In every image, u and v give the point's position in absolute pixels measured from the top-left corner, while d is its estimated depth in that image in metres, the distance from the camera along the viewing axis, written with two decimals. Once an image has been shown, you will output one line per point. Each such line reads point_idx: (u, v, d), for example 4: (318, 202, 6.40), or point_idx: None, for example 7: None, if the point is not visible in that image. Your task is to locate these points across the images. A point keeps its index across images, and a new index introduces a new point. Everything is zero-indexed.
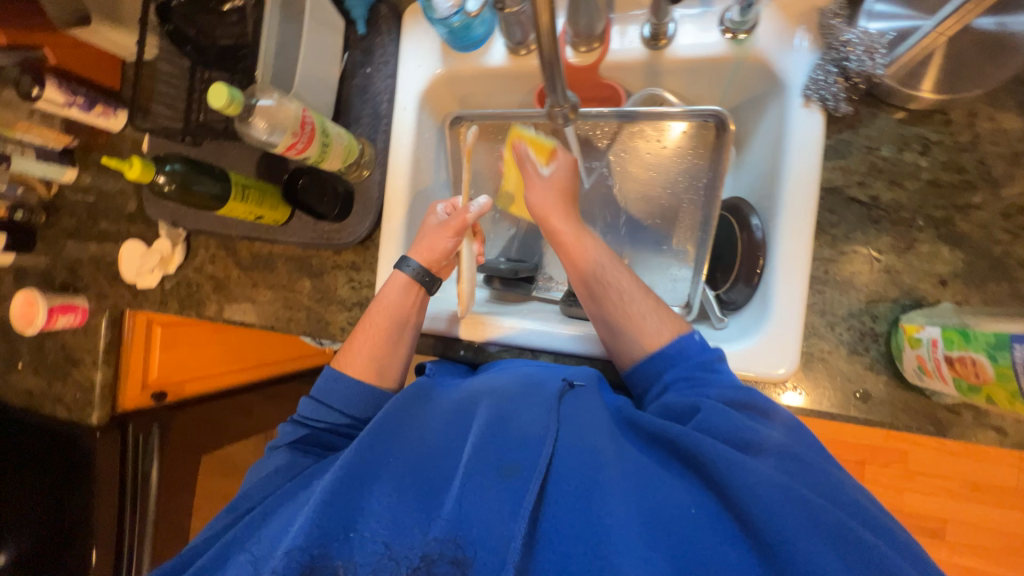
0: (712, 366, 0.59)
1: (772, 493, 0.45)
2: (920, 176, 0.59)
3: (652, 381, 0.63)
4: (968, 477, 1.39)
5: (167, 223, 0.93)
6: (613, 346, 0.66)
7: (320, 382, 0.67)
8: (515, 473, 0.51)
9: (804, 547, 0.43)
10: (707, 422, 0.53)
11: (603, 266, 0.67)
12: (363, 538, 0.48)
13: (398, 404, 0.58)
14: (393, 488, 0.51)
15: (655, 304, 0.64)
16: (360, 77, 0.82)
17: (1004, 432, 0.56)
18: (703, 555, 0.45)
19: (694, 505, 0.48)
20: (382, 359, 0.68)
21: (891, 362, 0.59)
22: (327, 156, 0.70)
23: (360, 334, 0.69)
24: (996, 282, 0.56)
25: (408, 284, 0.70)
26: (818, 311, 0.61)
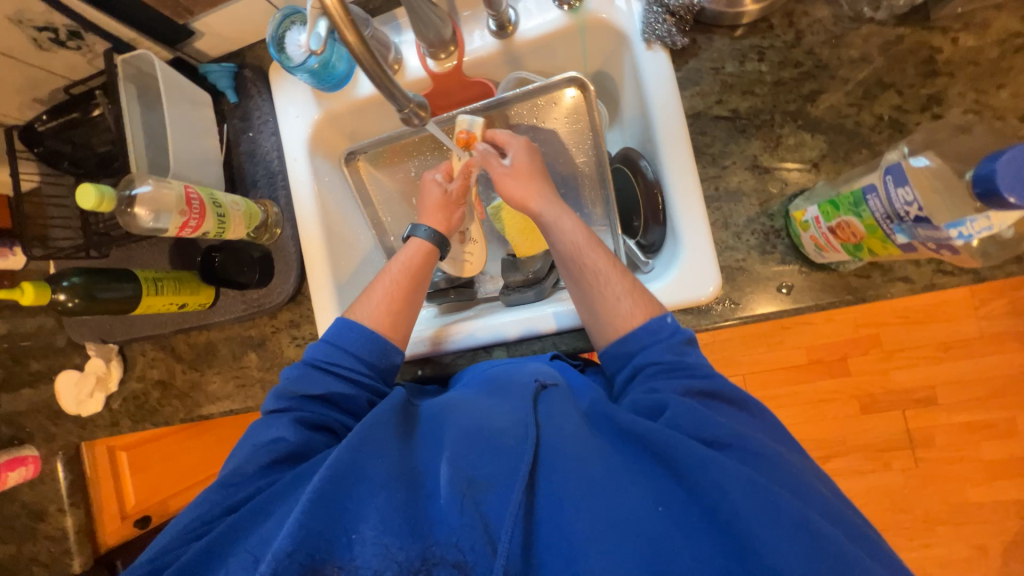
0: (678, 349, 0.60)
1: (736, 492, 0.46)
2: (765, 80, 0.64)
3: (625, 361, 0.63)
4: (937, 340, 1.47)
5: (95, 342, 0.90)
6: (590, 324, 0.66)
7: (334, 328, 0.67)
8: (487, 489, 0.51)
9: (767, 538, 0.44)
10: (678, 410, 0.53)
11: (579, 245, 0.67)
12: (359, 541, 0.47)
13: (380, 420, 0.57)
14: (380, 486, 0.50)
15: (632, 285, 0.63)
16: (245, 142, 0.83)
17: (913, 281, 0.60)
18: (672, 554, 0.45)
19: (659, 504, 0.49)
20: (396, 316, 0.69)
21: (798, 251, 0.63)
22: (228, 227, 0.70)
23: (378, 289, 0.70)
24: (858, 152, 0.61)
25: (425, 251, 0.73)
26: (722, 225, 0.65)
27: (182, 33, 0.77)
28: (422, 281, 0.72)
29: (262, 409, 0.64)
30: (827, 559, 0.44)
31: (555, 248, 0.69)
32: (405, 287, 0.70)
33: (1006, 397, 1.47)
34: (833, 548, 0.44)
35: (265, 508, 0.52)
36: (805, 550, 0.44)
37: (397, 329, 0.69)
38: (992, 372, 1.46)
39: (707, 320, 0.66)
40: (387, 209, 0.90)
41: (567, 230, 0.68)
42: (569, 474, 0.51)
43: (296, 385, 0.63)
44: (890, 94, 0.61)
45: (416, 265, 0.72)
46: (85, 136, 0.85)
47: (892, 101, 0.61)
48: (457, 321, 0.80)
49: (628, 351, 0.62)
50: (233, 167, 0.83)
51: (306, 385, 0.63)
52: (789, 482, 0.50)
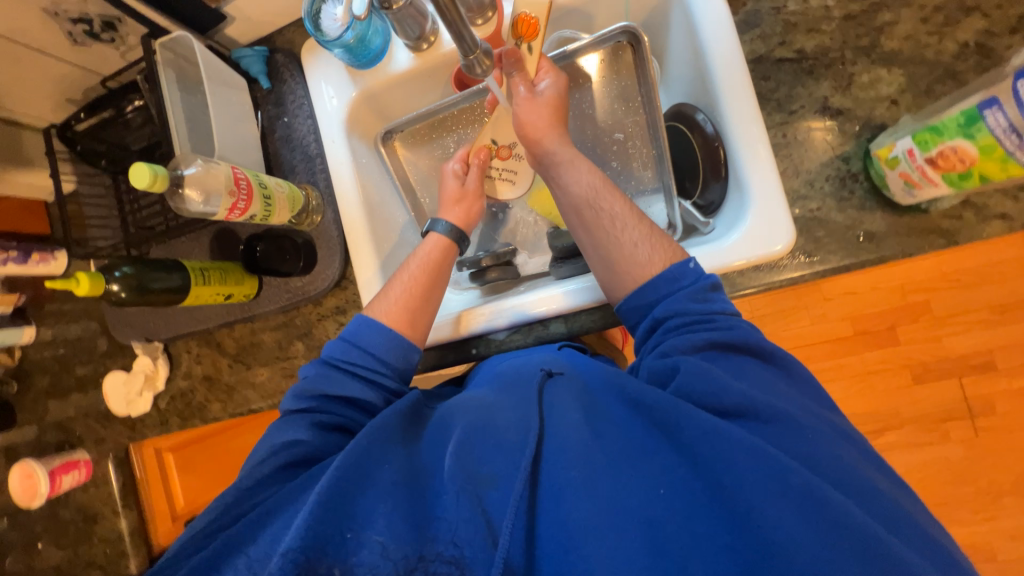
0: (704, 295, 0.58)
1: (743, 464, 0.44)
2: (833, 15, 0.60)
3: (643, 312, 0.61)
4: (993, 302, 1.39)
5: (141, 341, 0.89)
6: (604, 279, 0.65)
7: (351, 326, 0.65)
8: (490, 482, 0.47)
9: (775, 518, 0.41)
10: (688, 372, 0.51)
11: (597, 188, 0.66)
12: (357, 538, 0.43)
13: (388, 422, 0.53)
14: (386, 485, 0.46)
15: (650, 229, 0.63)
16: (280, 128, 0.81)
17: (1011, 218, 0.55)
18: (672, 534, 0.43)
19: (663, 485, 0.45)
20: (416, 307, 0.67)
21: (879, 194, 0.58)
22: (273, 211, 0.69)
23: (397, 284, 0.69)
24: (941, 84, 0.57)
25: (444, 244, 0.73)
26: (793, 174, 0.61)
27: (214, 17, 0.75)
28: (443, 275, 0.71)
29: (283, 409, 0.61)
30: (848, 539, 0.40)
31: (571, 198, 0.67)
32: (423, 282, 0.69)
33: None
34: (849, 525, 0.41)
35: (276, 504, 0.48)
36: (815, 526, 0.41)
37: (415, 325, 0.66)
38: None
39: (783, 276, 0.62)
40: (424, 188, 0.88)
41: (583, 176, 0.67)
42: (574, 458, 0.47)
43: (315, 381, 0.61)
44: (975, 18, 0.56)
45: (436, 258, 0.71)
46: (121, 134, 0.84)
47: (978, 26, 0.56)
48: (484, 304, 0.77)
49: (647, 302, 0.61)
50: (269, 153, 0.81)
51: (326, 381, 0.61)
52: (809, 459, 0.46)
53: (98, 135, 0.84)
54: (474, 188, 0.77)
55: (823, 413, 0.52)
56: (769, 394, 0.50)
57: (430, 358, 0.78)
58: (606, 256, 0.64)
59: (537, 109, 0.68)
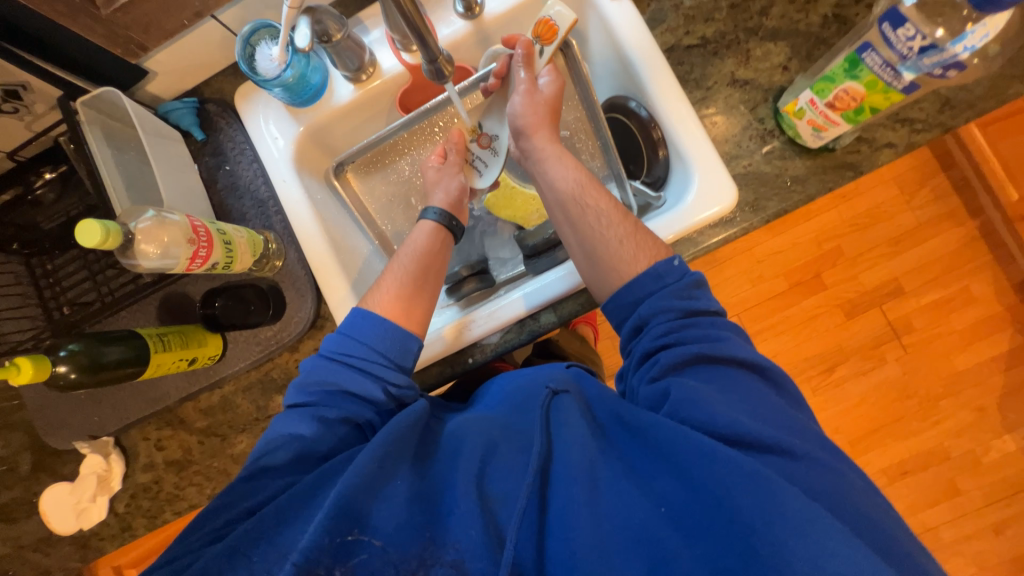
0: (688, 293, 0.62)
1: (738, 484, 0.45)
2: (721, 5, 0.71)
3: (629, 311, 0.65)
4: (887, 236, 1.63)
5: (84, 440, 0.78)
6: (586, 272, 0.68)
7: (350, 318, 0.61)
8: (501, 501, 0.49)
9: (770, 533, 0.43)
10: (683, 391, 0.55)
11: (583, 183, 0.70)
12: (362, 544, 0.44)
13: (403, 437, 0.52)
14: (400, 500, 0.47)
15: (633, 228, 0.66)
16: (224, 177, 0.78)
17: (896, 145, 0.67)
18: (670, 553, 0.45)
19: (662, 503, 0.48)
20: (413, 296, 0.64)
21: (794, 143, 0.68)
22: (235, 258, 0.65)
23: (389, 276, 0.66)
24: (816, 49, 0.69)
25: (435, 229, 0.72)
26: (722, 139, 0.70)
27: (134, 74, 0.72)
28: (436, 267, 0.68)
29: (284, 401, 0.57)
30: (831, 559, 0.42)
31: (557, 193, 0.72)
32: (415, 270, 0.66)
33: (961, 271, 1.62)
34: (836, 545, 0.42)
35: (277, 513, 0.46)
36: (807, 539, 0.42)
37: (413, 317, 0.64)
38: (943, 250, 1.62)
39: (735, 227, 0.69)
40: (384, 214, 0.88)
41: (569, 172, 0.72)
42: (580, 488, 0.48)
43: (317, 373, 0.57)
44: None
45: (426, 246, 0.69)
46: (33, 213, 0.77)
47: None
48: (476, 310, 0.77)
49: (636, 298, 0.64)
50: (217, 204, 0.78)
51: (328, 372, 0.57)
52: (799, 481, 0.48)
53: (7, 219, 0.76)
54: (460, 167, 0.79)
55: (812, 430, 0.54)
56: (761, 416, 0.53)
57: (427, 376, 0.76)
58: (588, 247, 0.68)
59: (541, 105, 0.72)
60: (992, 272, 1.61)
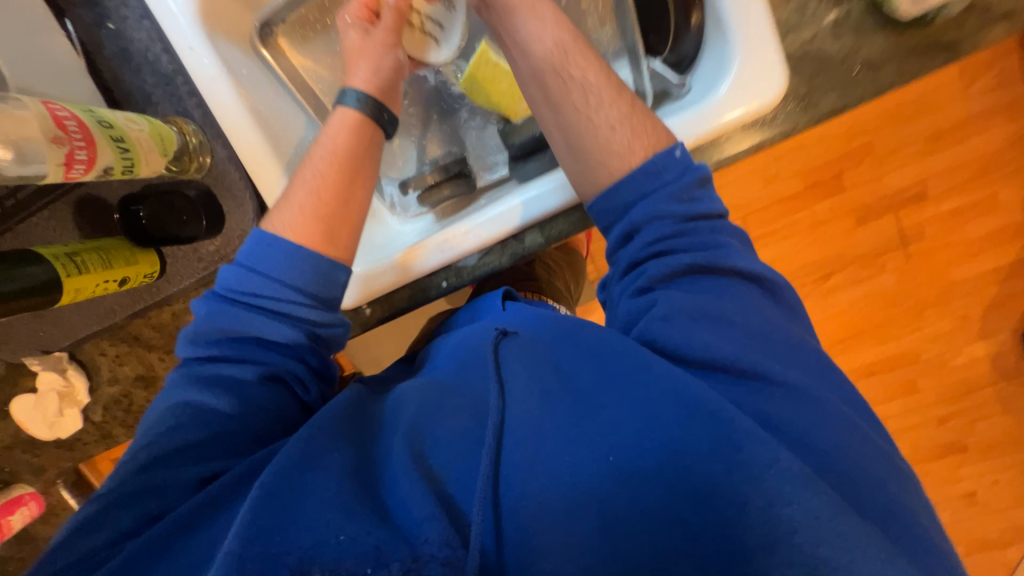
0: (689, 194, 0.51)
1: (724, 434, 0.39)
2: None
3: (616, 214, 0.53)
4: (926, 132, 1.44)
5: (36, 355, 0.73)
6: (570, 166, 0.55)
7: (248, 248, 0.50)
8: (450, 475, 0.41)
9: (750, 496, 0.38)
10: (670, 308, 0.47)
11: (565, 50, 0.55)
12: (311, 542, 0.36)
13: (333, 416, 0.46)
14: (336, 478, 0.40)
15: (630, 110, 0.53)
16: (111, 40, 0.59)
17: (1015, 18, 0.49)
18: (626, 507, 0.40)
19: (612, 452, 0.41)
20: (331, 212, 0.52)
21: (875, 12, 0.51)
22: (137, 157, 0.52)
23: (302, 184, 0.53)
24: None
25: (356, 122, 0.56)
26: (781, 1, 0.53)
27: None
28: (361, 171, 0.54)
29: (178, 357, 0.49)
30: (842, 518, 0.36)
31: (532, 65, 0.56)
32: (334, 178, 0.53)
33: (994, 174, 1.47)
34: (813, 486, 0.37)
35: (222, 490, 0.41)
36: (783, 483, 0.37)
37: (337, 241, 0.52)
38: (983, 149, 1.45)
39: (774, 129, 0.54)
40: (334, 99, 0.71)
41: (546, 33, 0.55)
42: (530, 438, 0.42)
43: (213, 321, 0.49)
44: None
45: (343, 145, 0.54)
46: None
47: None
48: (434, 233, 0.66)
49: (624, 204, 0.52)
50: (107, 80, 0.59)
51: (225, 321, 0.48)
52: (785, 421, 0.41)
53: None
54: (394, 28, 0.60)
55: (811, 355, 0.46)
56: (761, 351, 0.44)
57: (396, 302, 0.67)
58: (569, 135, 0.55)
59: None
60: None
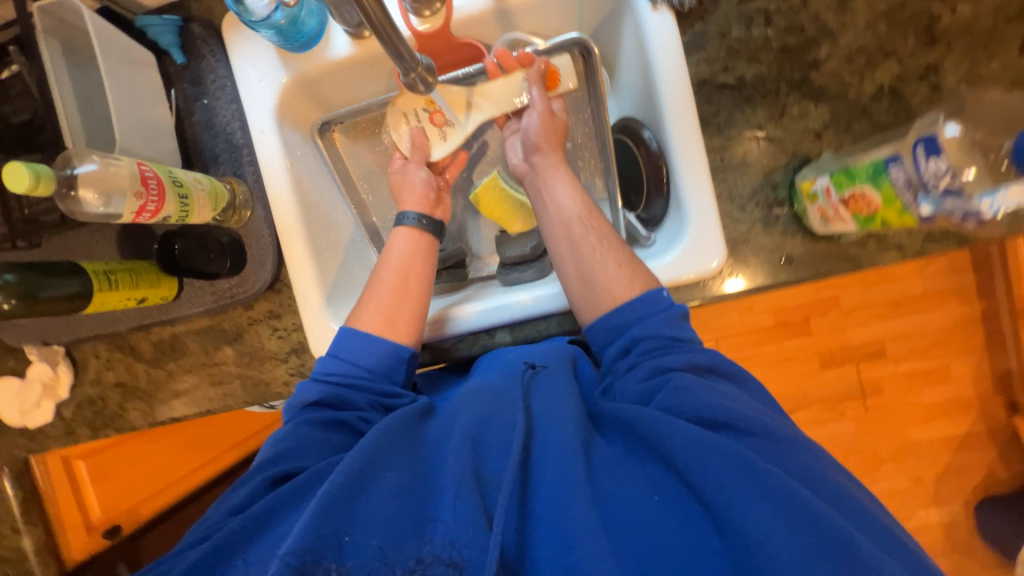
0: (677, 322, 0.60)
1: (731, 467, 0.47)
2: (771, 47, 0.63)
3: (619, 332, 0.61)
4: (889, 298, 1.54)
5: (37, 345, 0.79)
6: (581, 296, 0.64)
7: (336, 338, 0.62)
8: (491, 481, 0.50)
9: (758, 532, 0.44)
10: (681, 374, 0.56)
11: (586, 205, 0.67)
12: (357, 545, 0.46)
13: (394, 426, 0.56)
14: (388, 492, 0.49)
15: (629, 257, 0.63)
16: (200, 111, 0.72)
17: (904, 248, 0.62)
18: (665, 541, 0.46)
19: (655, 492, 0.49)
20: (393, 312, 0.64)
21: (800, 222, 0.63)
22: (192, 209, 0.62)
23: (371, 289, 0.66)
24: (858, 122, 0.62)
25: (409, 233, 0.69)
26: (727, 197, 0.65)
27: None
28: (417, 274, 0.67)
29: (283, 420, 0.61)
30: (826, 547, 0.43)
31: (559, 215, 0.67)
32: (394, 284, 0.65)
33: (947, 347, 1.56)
34: (822, 526, 0.44)
35: (262, 520, 0.49)
36: (793, 526, 0.44)
37: (400, 328, 0.64)
38: (945, 322, 1.54)
39: (710, 292, 0.66)
40: (368, 182, 0.84)
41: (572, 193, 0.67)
42: (555, 464, 0.50)
43: (305, 393, 0.61)
44: (891, 63, 0.61)
45: (409, 259, 0.67)
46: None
47: (892, 70, 0.61)
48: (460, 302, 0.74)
49: (622, 322, 0.61)
50: (186, 139, 0.72)
51: (312, 390, 0.60)
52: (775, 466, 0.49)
53: None
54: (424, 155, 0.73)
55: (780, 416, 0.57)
56: (748, 407, 0.54)
57: None
58: (584, 274, 0.64)
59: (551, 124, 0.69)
60: (979, 358, 1.55)
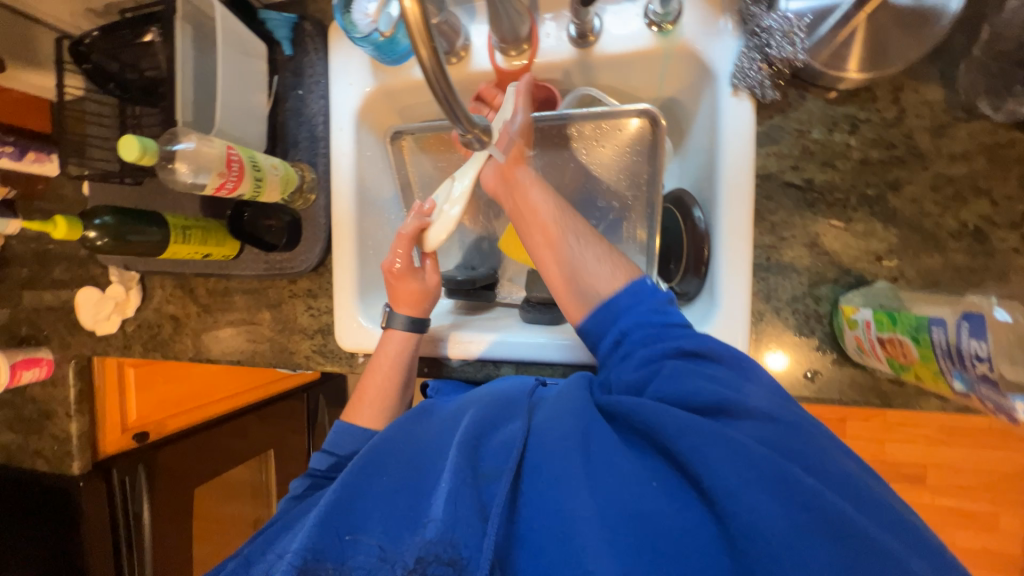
0: (661, 309, 0.59)
1: (731, 459, 0.46)
2: (851, 155, 0.60)
3: (606, 330, 0.61)
4: (943, 422, 1.37)
5: (119, 267, 0.91)
6: (568, 297, 0.63)
7: (332, 436, 0.69)
8: (488, 477, 0.51)
9: (769, 525, 0.42)
10: (674, 368, 0.55)
11: (557, 211, 0.63)
12: (357, 544, 0.49)
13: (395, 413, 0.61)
14: (386, 492, 0.52)
15: (609, 250, 0.63)
16: (293, 99, 0.80)
17: (947, 398, 0.57)
18: (670, 529, 0.45)
19: (655, 478, 0.48)
20: (387, 409, 0.71)
21: (836, 341, 0.60)
22: (264, 190, 0.69)
23: (365, 388, 0.71)
24: (928, 254, 0.58)
25: (405, 338, 0.72)
26: (764, 297, 0.62)
27: None
28: (410, 375, 0.72)
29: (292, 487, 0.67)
30: (836, 532, 0.42)
31: (533, 223, 0.64)
32: (386, 384, 0.71)
33: (1002, 494, 1.36)
34: (829, 514, 0.43)
35: (256, 552, 0.55)
36: (801, 521, 0.43)
37: (389, 422, 0.71)
38: (1005, 467, 1.35)
39: None
40: (425, 190, 0.87)
41: (543, 202, 0.63)
42: (544, 458, 0.51)
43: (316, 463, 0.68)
44: (982, 201, 0.56)
45: (405, 362, 0.72)
46: (137, 59, 0.77)
47: (981, 209, 0.56)
48: (471, 327, 0.78)
49: (610, 317, 0.60)
50: (276, 121, 0.80)
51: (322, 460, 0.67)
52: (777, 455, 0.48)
53: (112, 53, 0.76)
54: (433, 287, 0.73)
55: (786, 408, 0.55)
56: (748, 397, 0.52)
57: None
58: (568, 276, 0.62)
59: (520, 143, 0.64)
60: None
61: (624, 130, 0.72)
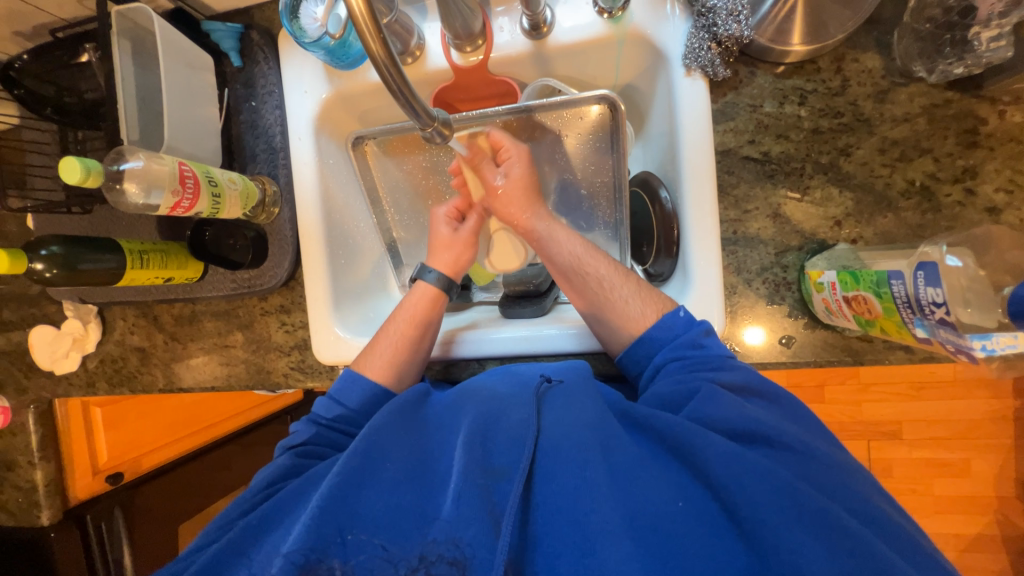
0: (698, 343, 0.58)
1: (762, 482, 0.46)
2: (803, 125, 0.62)
3: (644, 363, 0.63)
4: (912, 378, 1.43)
5: (74, 301, 0.86)
6: (602, 331, 0.65)
7: (339, 383, 0.66)
8: (499, 476, 0.51)
9: (789, 545, 0.43)
10: (711, 388, 0.54)
11: (578, 256, 0.66)
12: (359, 543, 0.48)
13: (400, 411, 0.60)
14: (388, 487, 0.51)
15: (638, 285, 0.64)
16: (247, 111, 0.77)
17: (912, 350, 0.59)
18: (691, 550, 0.45)
19: (681, 499, 0.48)
20: (402, 365, 0.68)
21: (806, 306, 0.62)
22: (223, 207, 0.67)
23: (382, 339, 0.69)
24: (882, 216, 0.60)
25: (434, 294, 0.73)
26: (734, 270, 0.64)
27: None
28: (429, 329, 0.71)
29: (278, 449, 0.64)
30: (860, 562, 0.42)
31: (557, 266, 0.68)
32: (411, 334, 0.69)
33: (970, 440, 1.44)
34: (856, 545, 0.43)
35: (242, 538, 0.52)
36: (823, 542, 0.43)
37: (402, 375, 0.68)
38: (972, 415, 1.43)
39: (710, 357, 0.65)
40: (393, 196, 0.86)
41: (566, 246, 0.67)
42: (554, 462, 0.51)
43: (299, 433, 0.64)
44: (927, 160, 0.59)
45: (421, 313, 0.71)
46: (75, 80, 0.73)
47: (926, 167, 0.59)
48: (454, 327, 0.77)
49: (648, 352, 0.62)
50: (231, 136, 0.78)
51: (306, 432, 0.64)
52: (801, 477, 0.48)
53: (47, 78, 0.73)
54: (469, 235, 0.75)
55: (807, 419, 0.56)
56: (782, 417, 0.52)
57: None
58: (596, 310, 0.65)
59: (510, 196, 0.71)
60: (1004, 458, 1.43)
61: (584, 119, 0.72)
